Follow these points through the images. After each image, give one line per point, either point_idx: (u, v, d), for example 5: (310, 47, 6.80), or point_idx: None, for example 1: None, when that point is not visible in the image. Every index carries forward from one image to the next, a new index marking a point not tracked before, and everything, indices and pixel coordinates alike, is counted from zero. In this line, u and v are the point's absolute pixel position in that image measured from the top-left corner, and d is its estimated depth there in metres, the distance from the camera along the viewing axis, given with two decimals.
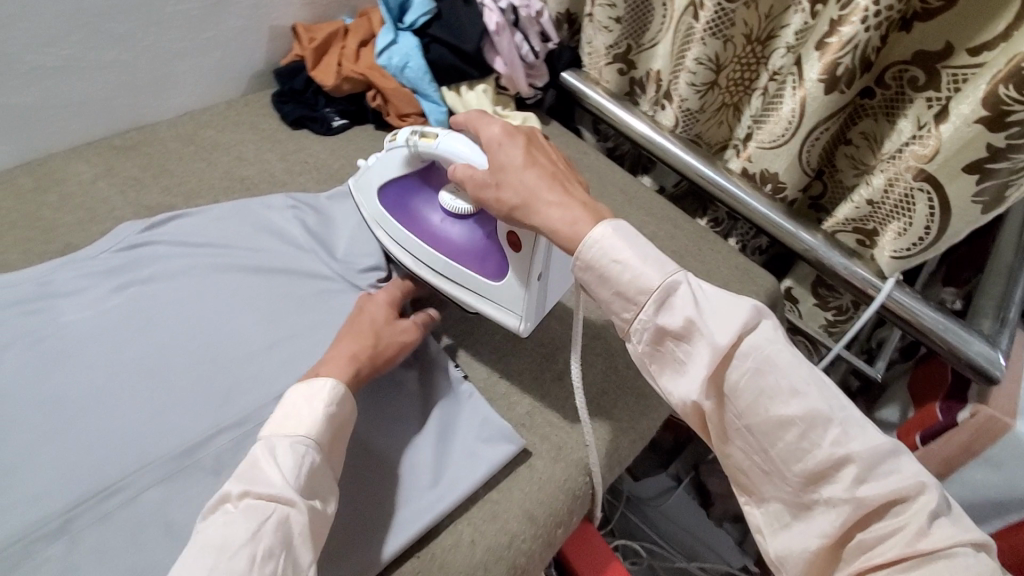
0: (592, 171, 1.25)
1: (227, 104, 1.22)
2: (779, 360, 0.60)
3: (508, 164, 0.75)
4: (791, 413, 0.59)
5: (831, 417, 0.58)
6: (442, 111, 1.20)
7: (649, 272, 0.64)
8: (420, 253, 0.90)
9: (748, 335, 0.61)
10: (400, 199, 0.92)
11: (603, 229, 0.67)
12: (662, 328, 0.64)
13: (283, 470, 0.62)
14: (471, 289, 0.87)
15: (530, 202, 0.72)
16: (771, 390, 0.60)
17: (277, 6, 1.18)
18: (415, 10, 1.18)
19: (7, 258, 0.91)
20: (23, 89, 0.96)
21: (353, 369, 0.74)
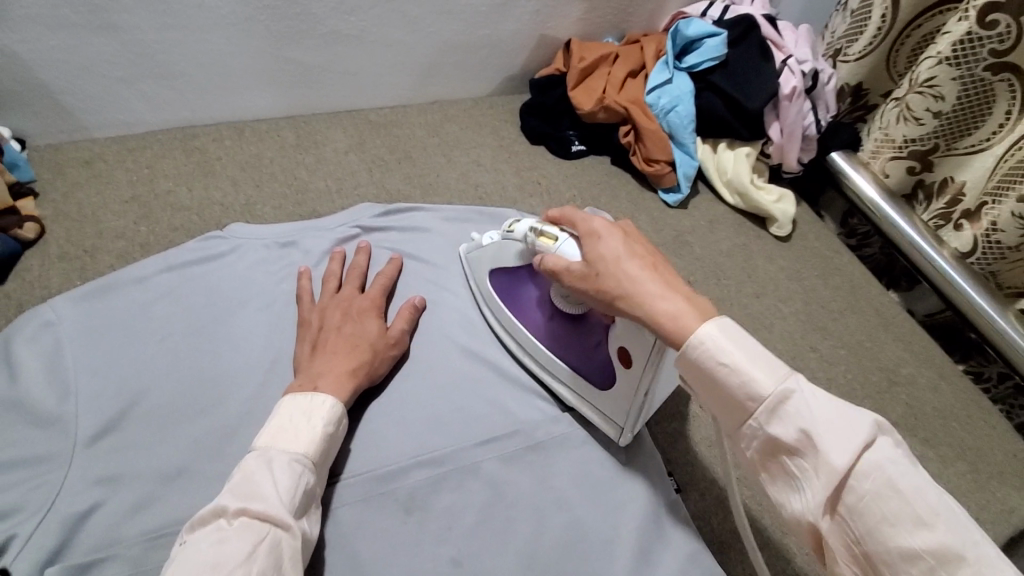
0: (845, 276, 1.07)
1: (475, 102, 1.18)
2: (903, 487, 0.44)
3: (608, 254, 0.61)
4: (917, 544, 0.42)
5: (957, 549, 0.41)
6: (692, 166, 1.08)
7: (759, 378, 0.50)
8: (524, 341, 0.82)
9: (877, 462, 0.45)
10: (509, 285, 0.84)
11: (704, 333, 0.52)
12: (772, 441, 0.49)
13: (279, 487, 0.57)
14: (570, 388, 0.79)
15: (637, 294, 0.58)
16: (903, 521, 0.43)
17: (556, 17, 1.12)
18: (702, 53, 1.07)
19: (261, 210, 0.94)
20: (314, 51, 0.98)
21: (353, 384, 0.69)
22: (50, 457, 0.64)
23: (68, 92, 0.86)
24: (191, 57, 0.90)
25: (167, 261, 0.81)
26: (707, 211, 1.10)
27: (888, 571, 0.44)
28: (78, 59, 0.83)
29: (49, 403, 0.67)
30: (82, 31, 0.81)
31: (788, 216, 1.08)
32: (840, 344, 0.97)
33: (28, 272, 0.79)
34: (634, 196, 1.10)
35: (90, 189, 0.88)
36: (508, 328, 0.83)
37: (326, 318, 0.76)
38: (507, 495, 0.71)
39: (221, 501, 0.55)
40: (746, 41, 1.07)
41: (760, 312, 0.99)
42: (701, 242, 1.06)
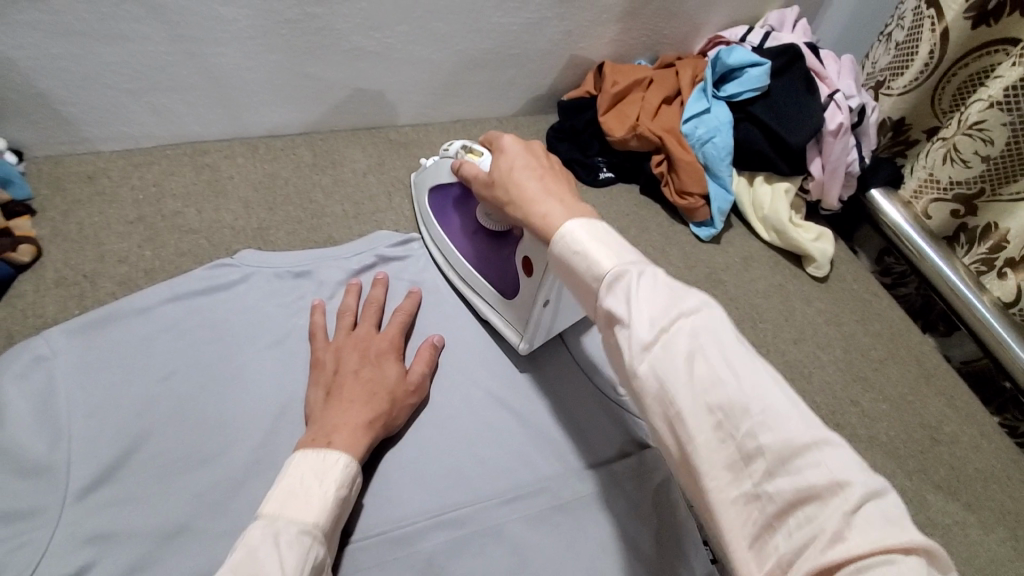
0: (883, 323, 1.02)
1: (499, 123, 1.13)
2: (708, 348, 0.43)
3: (505, 168, 0.64)
4: (713, 399, 0.41)
5: (747, 403, 0.40)
6: (727, 201, 1.02)
7: (600, 259, 0.51)
8: (450, 256, 0.85)
9: (686, 327, 0.44)
10: (444, 202, 0.86)
11: (566, 226, 0.54)
12: (606, 317, 0.48)
13: (286, 565, 0.50)
14: (484, 299, 0.82)
15: (523, 197, 0.61)
16: (704, 381, 0.42)
17: (589, 38, 1.07)
18: (744, 82, 1.01)
19: (273, 235, 0.88)
20: (335, 67, 0.93)
21: (367, 440, 0.64)
22: (33, 513, 0.57)
23: (73, 103, 0.81)
24: (203, 70, 0.85)
25: (172, 290, 0.75)
26: (740, 248, 1.05)
27: (684, 429, 0.42)
28: (84, 68, 0.78)
29: (38, 450, 0.61)
30: (89, 40, 0.76)
31: (825, 255, 1.03)
32: (881, 398, 0.92)
33: (20, 298, 0.72)
34: (665, 228, 1.04)
35: (91, 208, 0.83)
36: (438, 243, 0.87)
37: (341, 362, 0.70)
38: (532, 563, 0.65)
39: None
40: (789, 72, 1.02)
41: (798, 360, 0.93)
42: (735, 281, 1.00)
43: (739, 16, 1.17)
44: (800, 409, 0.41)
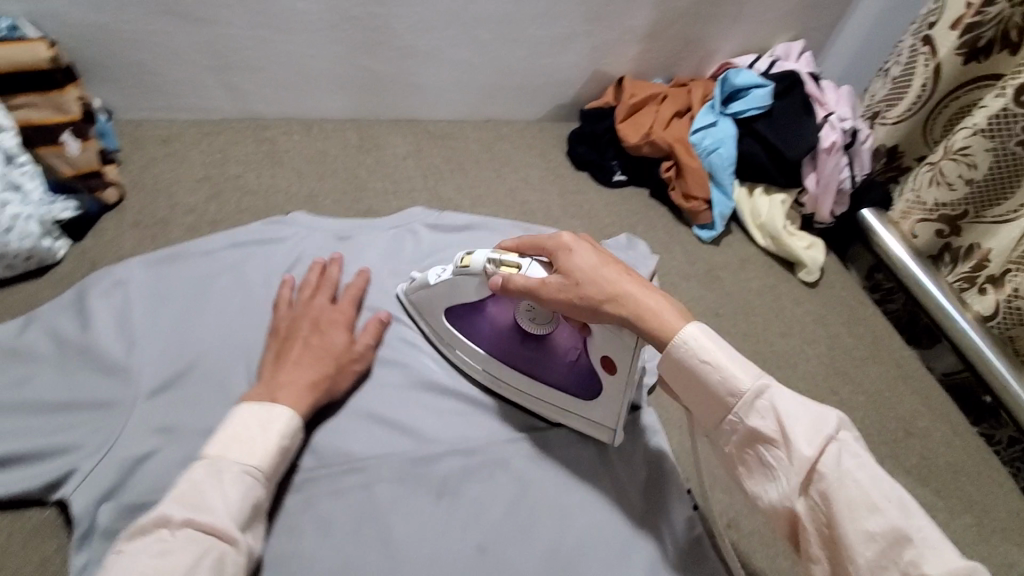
0: (867, 328, 1.11)
1: (526, 125, 1.24)
2: (862, 475, 0.48)
3: (584, 267, 0.60)
4: (872, 527, 0.46)
5: (906, 530, 0.45)
6: (728, 206, 1.12)
7: (737, 376, 0.53)
8: (496, 370, 0.79)
9: (835, 452, 0.49)
10: (471, 320, 0.79)
11: (687, 334, 0.55)
12: (750, 435, 0.52)
13: (228, 499, 0.54)
14: (554, 405, 0.77)
15: (624, 294, 0.58)
16: (864, 506, 0.46)
17: (613, 55, 1.19)
18: (748, 101, 1.13)
19: (321, 202, 0.99)
20: (387, 62, 1.05)
21: (313, 398, 0.67)
22: (112, 403, 0.68)
23: (161, 73, 0.94)
24: (273, 55, 0.97)
25: (233, 238, 0.85)
26: (739, 251, 1.14)
27: (848, 551, 0.47)
28: (175, 44, 0.91)
29: (118, 353, 0.71)
30: (185, 20, 0.88)
31: (817, 263, 1.12)
32: (858, 391, 1.01)
33: (105, 232, 0.83)
34: (670, 228, 1.14)
35: (167, 164, 0.94)
36: (476, 361, 0.79)
37: (294, 327, 0.73)
38: (534, 491, 0.72)
39: (167, 508, 0.53)
40: (790, 95, 1.13)
41: (784, 351, 1.02)
42: (732, 279, 1.10)
43: (750, 45, 1.29)
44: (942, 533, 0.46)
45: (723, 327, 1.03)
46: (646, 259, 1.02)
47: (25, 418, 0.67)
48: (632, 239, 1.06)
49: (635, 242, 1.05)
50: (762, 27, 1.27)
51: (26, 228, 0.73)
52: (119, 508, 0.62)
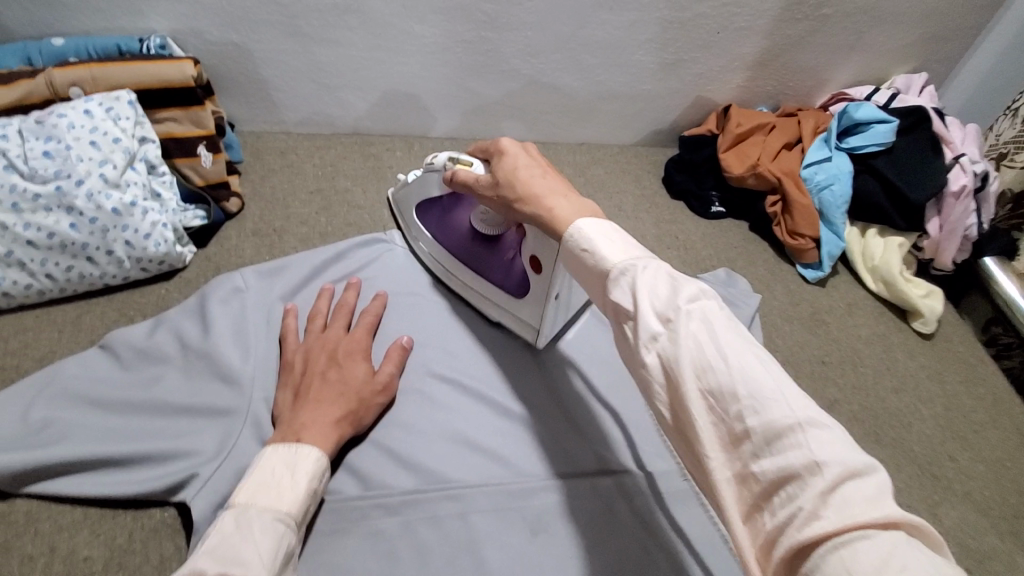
0: (988, 388, 1.01)
1: (621, 150, 1.22)
2: (703, 336, 0.41)
3: (512, 168, 0.63)
4: (703, 384, 0.39)
5: (734, 387, 0.38)
6: (838, 247, 1.06)
7: (609, 255, 0.49)
8: (451, 266, 0.86)
9: (681, 315, 0.42)
10: (435, 218, 0.87)
11: (578, 225, 0.53)
12: (616, 310, 0.47)
13: (262, 550, 0.49)
14: (493, 302, 0.83)
15: (526, 193, 0.60)
16: (698, 367, 0.40)
17: (718, 82, 1.16)
18: (868, 136, 1.07)
19: None
20: (492, 84, 1.06)
21: (338, 432, 0.64)
22: (227, 411, 0.68)
23: (281, 90, 0.98)
24: (384, 74, 1.00)
25: (337, 250, 0.87)
26: (845, 294, 1.08)
27: (682, 414, 0.41)
28: (297, 63, 0.95)
29: (235, 361, 0.71)
30: (311, 41, 0.92)
31: (935, 313, 1.04)
32: (978, 458, 0.92)
33: (227, 240, 0.87)
34: (770, 265, 1.09)
35: (283, 176, 0.99)
36: (433, 252, 0.88)
37: (310, 362, 0.70)
38: (632, 538, 0.68)
39: (198, 564, 0.46)
40: (916, 132, 1.06)
41: (895, 408, 0.95)
42: (838, 323, 1.04)
43: (865, 76, 1.22)
44: (792, 391, 0.38)
45: (828, 375, 0.97)
46: (748, 297, 0.97)
47: (147, 421, 0.68)
48: (732, 274, 1.01)
49: (736, 277, 1.01)
50: (880, 58, 1.19)
51: (162, 235, 0.76)
52: None
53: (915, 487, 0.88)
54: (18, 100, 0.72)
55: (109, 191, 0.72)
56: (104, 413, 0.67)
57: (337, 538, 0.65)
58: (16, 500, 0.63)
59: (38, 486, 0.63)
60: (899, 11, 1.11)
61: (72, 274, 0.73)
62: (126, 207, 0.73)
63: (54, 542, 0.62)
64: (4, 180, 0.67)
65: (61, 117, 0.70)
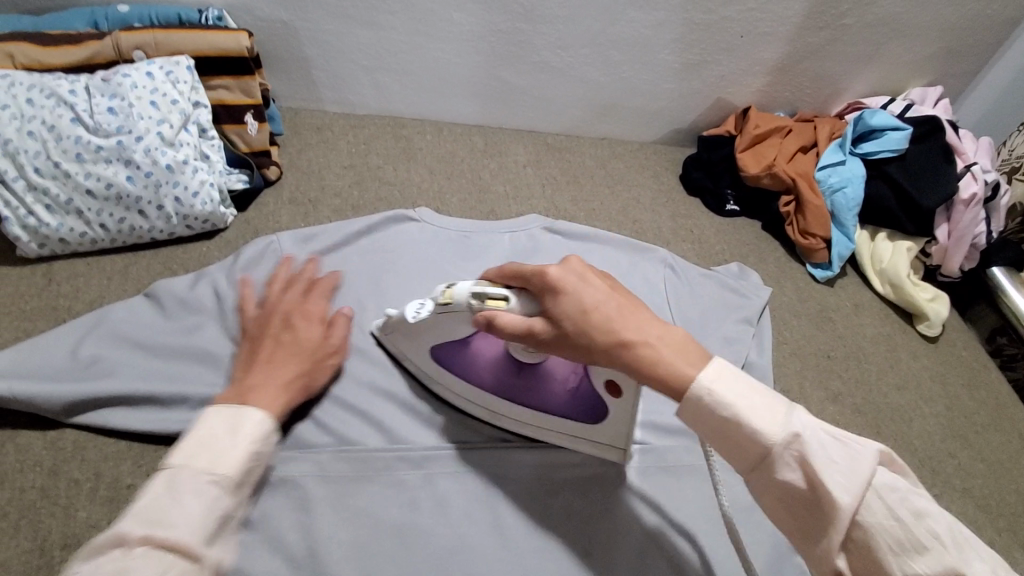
0: (988, 391, 1.05)
1: (641, 146, 1.26)
2: (906, 516, 0.44)
3: (586, 312, 0.52)
4: (922, 566, 0.43)
5: (961, 567, 0.42)
6: (848, 248, 1.09)
7: (766, 429, 0.46)
8: (498, 405, 0.72)
9: (880, 496, 0.44)
10: (457, 358, 0.72)
11: (710, 389, 0.48)
12: (787, 489, 0.47)
13: (189, 512, 0.47)
14: (561, 431, 0.71)
15: (617, 343, 0.51)
16: (909, 544, 0.43)
17: (738, 85, 1.20)
18: (882, 143, 1.11)
19: (448, 200, 1.05)
20: (522, 74, 1.10)
21: (290, 393, 0.63)
22: None
23: (322, 69, 1.03)
24: (421, 59, 1.04)
25: (370, 223, 0.89)
26: (853, 295, 1.11)
27: None
28: (340, 44, 1.00)
29: None
30: (354, 23, 0.97)
31: (939, 317, 1.07)
32: (975, 455, 0.95)
33: (265, 206, 0.92)
34: (782, 263, 1.13)
35: (318, 151, 1.03)
36: (470, 397, 0.73)
37: (263, 327, 0.69)
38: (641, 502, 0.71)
39: (123, 527, 0.45)
40: (928, 141, 1.10)
41: (897, 404, 0.99)
42: (845, 321, 1.07)
43: (881, 87, 1.26)
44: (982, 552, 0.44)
45: (834, 370, 1.00)
46: (758, 290, 1.01)
47: (186, 365, 0.71)
48: (744, 268, 1.05)
49: (749, 271, 1.05)
50: (896, 70, 1.23)
51: (208, 195, 0.80)
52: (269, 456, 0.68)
53: None
54: (85, 60, 0.78)
55: (165, 148, 0.77)
56: (147, 355, 0.71)
57: (364, 485, 0.68)
58: (65, 429, 0.68)
59: (87, 416, 0.67)
60: (917, 25, 1.16)
61: (123, 225, 0.78)
62: (178, 164, 0.78)
63: (100, 468, 0.66)
64: (72, 132, 0.74)
65: (126, 77, 0.76)
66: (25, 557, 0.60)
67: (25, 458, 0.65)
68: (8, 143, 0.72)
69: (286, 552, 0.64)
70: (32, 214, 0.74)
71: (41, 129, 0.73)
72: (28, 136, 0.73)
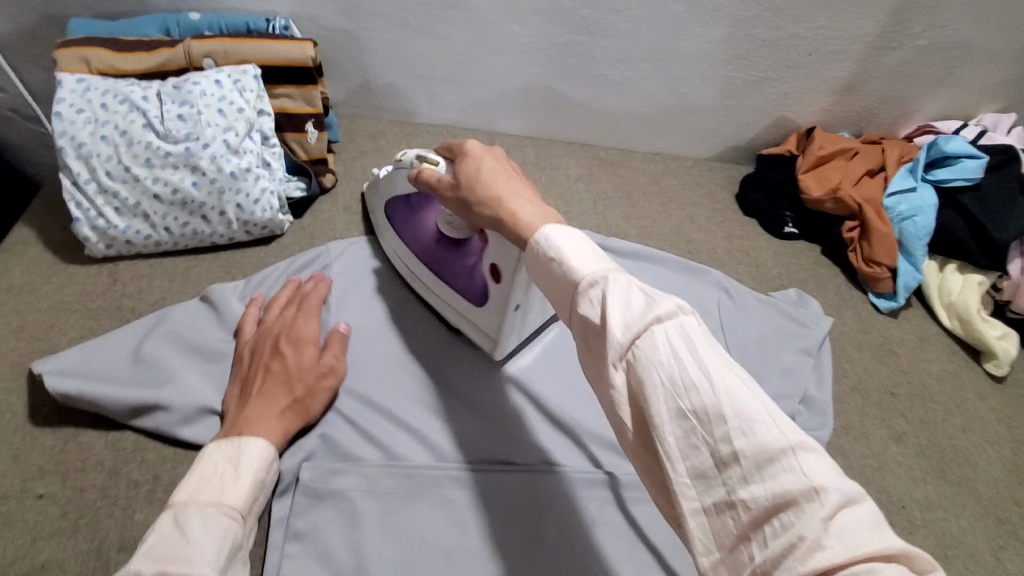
0: None
1: (696, 163, 1.23)
2: (680, 351, 0.39)
3: (476, 174, 0.59)
4: (682, 403, 0.38)
5: (719, 405, 0.37)
6: (916, 279, 1.04)
7: (575, 266, 0.48)
8: (413, 265, 0.81)
9: (662, 330, 0.41)
10: (401, 213, 0.81)
11: (547, 233, 0.51)
12: (586, 325, 0.46)
13: (201, 540, 0.51)
14: (453, 309, 0.79)
15: (489, 196, 0.57)
16: (677, 385, 0.39)
17: (802, 104, 1.15)
18: (957, 170, 1.05)
19: None
20: (577, 86, 1.08)
21: (283, 426, 0.65)
22: None
23: (380, 78, 1.03)
24: (478, 70, 1.04)
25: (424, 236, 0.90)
26: (919, 328, 1.05)
27: (660, 437, 0.39)
28: (399, 53, 1.00)
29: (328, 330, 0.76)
30: (414, 33, 0.97)
31: (1009, 356, 1.00)
32: None
33: (320, 213, 0.92)
34: (842, 291, 1.08)
35: (373, 158, 1.04)
36: (399, 252, 0.83)
37: (257, 351, 0.70)
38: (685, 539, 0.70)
39: (135, 566, 0.48)
40: (1005, 171, 1.05)
41: (965, 447, 0.93)
42: (910, 356, 1.02)
43: (957, 110, 1.20)
44: (777, 412, 0.37)
45: (897, 406, 0.95)
46: (821, 320, 0.96)
47: None
48: (804, 296, 1.01)
49: (808, 300, 1.00)
50: (974, 93, 1.16)
51: (269, 202, 0.81)
52: (318, 469, 0.68)
53: (983, 529, 0.85)
54: (157, 66, 0.79)
55: (230, 155, 0.78)
56: (204, 360, 0.72)
57: (412, 503, 0.67)
58: (125, 431, 0.68)
59: (145, 421, 0.67)
60: (1000, 46, 1.09)
61: (187, 229, 0.79)
62: (241, 171, 0.78)
63: (156, 471, 0.66)
64: (142, 137, 0.75)
65: (196, 85, 0.77)
66: (83, 556, 0.61)
67: (87, 457, 0.66)
68: (83, 147, 0.74)
69: (331, 567, 0.63)
70: (102, 216, 0.76)
71: (114, 134, 0.75)
72: (102, 140, 0.75)
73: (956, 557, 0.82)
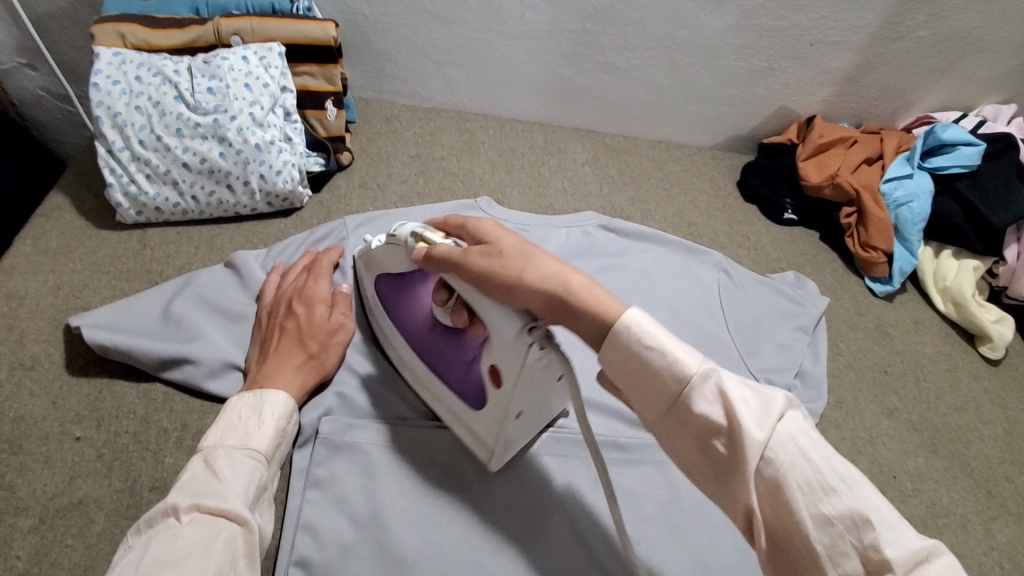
0: None
1: (699, 151, 1.26)
2: (814, 455, 0.44)
3: (520, 252, 0.56)
4: (828, 509, 0.43)
5: (864, 512, 0.42)
6: (911, 264, 1.07)
7: (680, 359, 0.48)
8: (403, 348, 0.75)
9: (792, 435, 0.45)
10: (392, 291, 0.75)
11: (631, 321, 0.50)
12: (705, 424, 0.47)
13: (230, 479, 0.56)
14: (444, 405, 0.72)
15: (543, 275, 0.54)
16: (816, 486, 0.43)
17: (803, 94, 1.18)
18: (953, 158, 1.08)
19: (508, 194, 1.08)
20: (585, 73, 1.12)
21: (300, 379, 0.69)
22: None
23: (395, 62, 1.07)
24: (490, 55, 1.07)
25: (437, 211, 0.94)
26: (913, 311, 1.09)
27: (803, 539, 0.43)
28: (413, 37, 1.03)
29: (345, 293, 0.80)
30: (429, 18, 1.01)
31: (1004, 339, 1.04)
32: None
33: (337, 189, 0.96)
34: (839, 276, 1.11)
35: (387, 139, 1.07)
36: (388, 333, 0.77)
37: (275, 312, 0.73)
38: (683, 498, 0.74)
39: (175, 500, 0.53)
40: (1001, 160, 1.07)
41: (956, 425, 0.96)
42: (904, 338, 1.05)
43: (955, 102, 1.23)
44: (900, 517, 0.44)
45: (890, 384, 0.99)
46: (817, 300, 1.00)
47: None
48: (801, 278, 1.04)
49: (805, 281, 1.04)
50: (972, 85, 1.20)
51: (290, 174, 0.85)
52: (337, 423, 0.72)
53: (971, 500, 0.89)
54: (187, 43, 0.82)
55: (255, 128, 0.82)
56: (230, 319, 0.76)
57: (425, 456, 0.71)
58: (156, 383, 0.73)
59: (174, 373, 0.72)
60: (997, 41, 1.12)
61: (213, 198, 0.83)
62: (266, 144, 0.82)
63: (185, 419, 0.71)
64: (174, 108, 0.79)
65: (225, 60, 0.81)
66: (117, 494, 0.65)
67: (120, 405, 0.70)
68: (118, 117, 0.78)
69: (349, 513, 0.67)
70: (134, 183, 0.81)
71: (147, 104, 0.79)
72: (136, 110, 0.79)
73: (945, 526, 0.85)
